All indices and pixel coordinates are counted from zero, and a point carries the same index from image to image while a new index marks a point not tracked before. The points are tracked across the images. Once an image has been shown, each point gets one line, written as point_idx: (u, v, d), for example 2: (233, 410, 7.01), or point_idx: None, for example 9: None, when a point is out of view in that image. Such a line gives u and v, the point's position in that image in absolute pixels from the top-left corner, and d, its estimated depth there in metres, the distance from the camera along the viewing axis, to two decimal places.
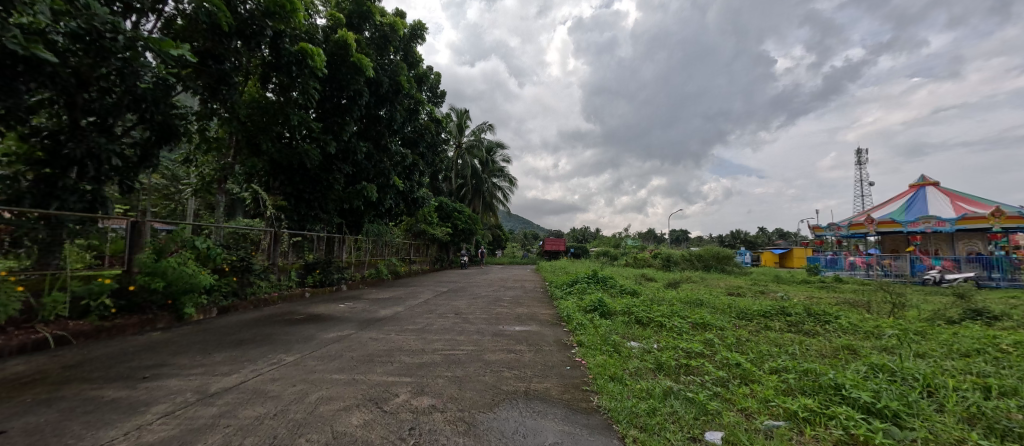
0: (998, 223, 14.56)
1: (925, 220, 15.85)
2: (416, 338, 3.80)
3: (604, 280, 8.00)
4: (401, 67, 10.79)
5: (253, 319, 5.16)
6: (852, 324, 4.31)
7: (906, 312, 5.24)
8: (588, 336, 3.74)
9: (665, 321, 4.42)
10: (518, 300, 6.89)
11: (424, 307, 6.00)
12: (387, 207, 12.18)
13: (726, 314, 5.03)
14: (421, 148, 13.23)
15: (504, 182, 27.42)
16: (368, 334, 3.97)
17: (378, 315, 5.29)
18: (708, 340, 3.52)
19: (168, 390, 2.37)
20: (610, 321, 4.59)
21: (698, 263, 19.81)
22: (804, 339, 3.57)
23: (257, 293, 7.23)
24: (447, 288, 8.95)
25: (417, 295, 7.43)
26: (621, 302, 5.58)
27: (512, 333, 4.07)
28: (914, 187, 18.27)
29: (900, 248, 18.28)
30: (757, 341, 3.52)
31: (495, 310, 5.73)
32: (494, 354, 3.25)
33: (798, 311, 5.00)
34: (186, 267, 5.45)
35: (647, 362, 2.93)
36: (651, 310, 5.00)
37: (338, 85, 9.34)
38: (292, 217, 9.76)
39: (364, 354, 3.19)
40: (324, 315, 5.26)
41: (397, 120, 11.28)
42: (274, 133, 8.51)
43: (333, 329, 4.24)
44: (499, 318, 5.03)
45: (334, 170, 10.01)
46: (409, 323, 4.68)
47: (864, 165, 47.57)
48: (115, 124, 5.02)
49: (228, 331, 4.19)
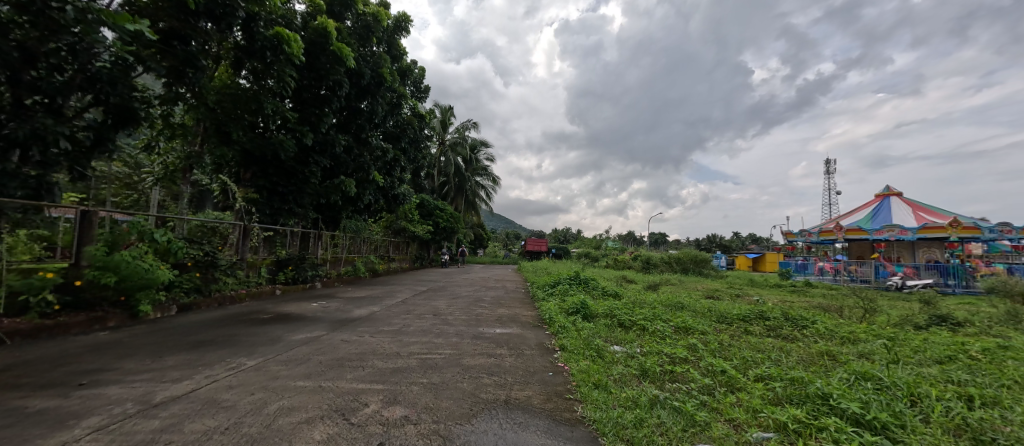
0: (954, 233, 15.47)
1: (890, 228, 16.59)
2: (391, 341, 3.61)
3: (586, 282, 7.96)
4: (383, 59, 10.47)
5: (215, 318, 4.83)
6: (829, 329, 4.37)
7: (877, 317, 5.38)
8: (570, 340, 3.63)
9: (648, 324, 4.38)
10: (499, 301, 6.74)
11: (402, 307, 5.79)
12: (366, 203, 11.82)
13: (707, 317, 5.03)
14: (403, 143, 12.90)
15: (487, 180, 27.22)
16: (340, 335, 3.75)
17: (352, 315, 5.05)
18: (691, 345, 3.47)
19: (106, 400, 2.12)
20: (592, 324, 4.51)
21: (677, 265, 20.16)
22: (785, 345, 3.57)
23: (222, 290, 6.82)
24: (427, 288, 8.72)
25: (395, 294, 7.19)
26: (603, 304, 5.53)
27: (492, 336, 3.93)
28: (880, 196, 19.12)
29: (865, 254, 19.09)
30: (739, 345, 3.50)
31: (475, 311, 5.57)
32: (473, 359, 3.10)
33: (776, 315, 5.05)
34: (142, 261, 5.08)
35: (631, 368, 2.84)
36: (634, 313, 4.95)
37: (317, 74, 8.97)
38: (264, 210, 9.30)
39: (333, 358, 2.98)
40: (294, 314, 4.97)
41: (378, 114, 10.95)
42: (246, 122, 8.08)
43: (302, 329, 3.99)
44: (479, 320, 4.87)
45: (310, 163, 9.61)
46: (384, 323, 4.47)
47: (832, 175, 49.71)
48: (66, 106, 4.58)
49: (186, 331, 3.89)
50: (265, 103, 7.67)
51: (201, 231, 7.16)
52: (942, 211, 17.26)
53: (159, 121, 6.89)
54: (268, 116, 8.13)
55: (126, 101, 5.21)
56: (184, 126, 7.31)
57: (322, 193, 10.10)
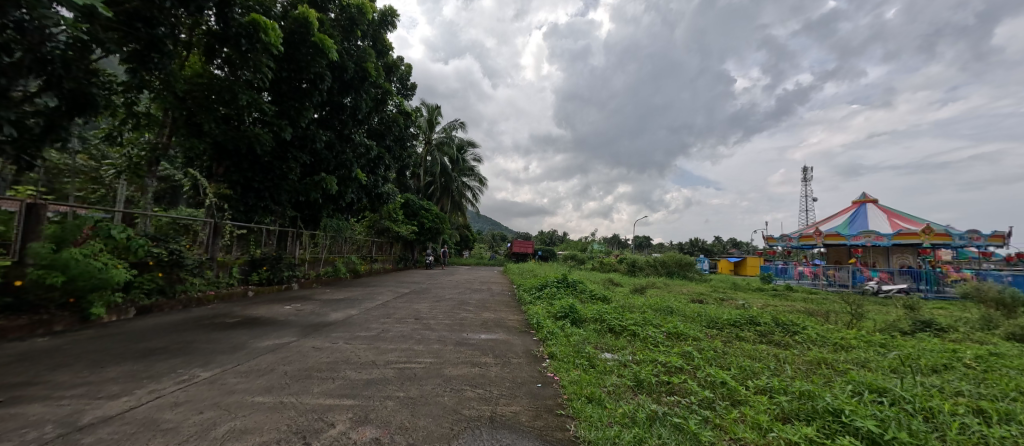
0: (927, 239, 15.96)
1: (866, 234, 17.04)
2: (367, 348, 3.34)
3: (574, 285, 7.80)
4: (368, 53, 10.14)
5: (175, 322, 4.45)
6: (820, 335, 4.30)
7: (863, 323, 5.37)
8: (560, 347, 3.44)
9: (639, 330, 4.24)
10: (484, 305, 6.50)
11: (381, 310, 5.49)
12: (348, 202, 11.44)
13: (697, 322, 4.92)
14: (387, 141, 12.54)
15: (474, 181, 26.95)
16: (312, 342, 3.46)
17: (327, 319, 4.74)
18: (684, 352, 3.32)
19: (22, 421, 1.81)
20: (582, 329, 4.34)
21: (662, 269, 20.26)
22: (780, 352, 3.45)
23: (188, 292, 6.38)
24: (409, 290, 8.40)
25: (375, 297, 6.87)
26: (591, 308, 5.37)
27: (476, 343, 3.70)
28: (856, 203, 19.66)
29: (842, 260, 19.58)
30: (733, 353, 3.37)
31: (459, 315, 5.33)
32: (456, 368, 2.86)
33: (766, 320, 4.98)
34: (94, 260, 4.64)
35: (625, 379, 2.66)
36: (623, 318, 4.81)
37: (296, 66, 8.58)
38: (237, 207, 8.82)
39: (301, 368, 2.70)
40: (263, 318, 4.63)
41: (362, 109, 10.59)
42: (219, 113, 7.64)
43: (270, 336, 3.68)
44: (463, 324, 4.63)
45: (289, 158, 9.19)
46: (361, 329, 4.19)
47: (808, 183, 51.34)
48: (14, 88, 4.20)
49: (136, 338, 3.52)
50: (240, 93, 7.26)
51: (165, 227, 6.71)
52: (915, 218, 17.83)
53: (121, 109, 6.42)
54: (243, 108, 7.72)
55: (82, 84, 4.87)
56: (150, 116, 6.86)
57: (301, 190, 9.67)
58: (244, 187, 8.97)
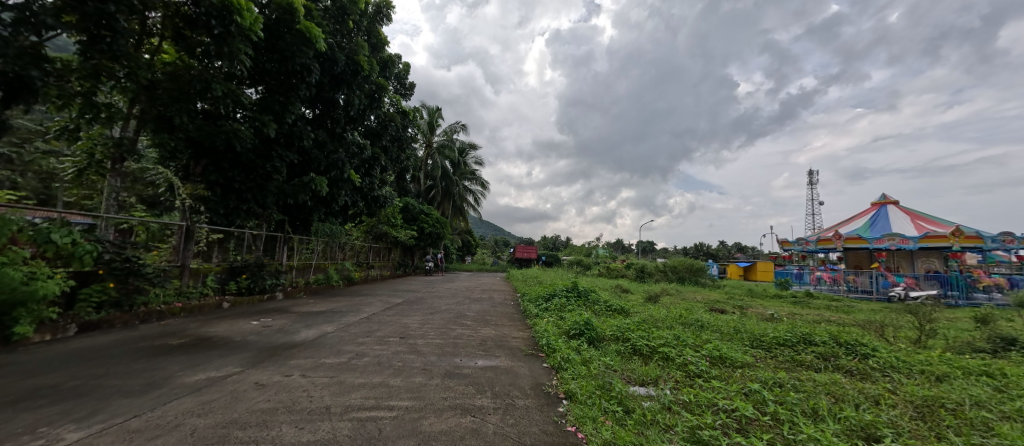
0: (957, 242, 15.06)
1: (890, 237, 16.10)
2: (328, 384, 2.55)
3: (586, 295, 6.95)
4: (361, 46, 9.48)
5: (110, 343, 3.67)
6: (899, 360, 3.48)
7: (937, 342, 4.49)
8: (580, 383, 2.64)
9: (672, 351, 3.46)
10: (484, 318, 5.69)
11: (363, 326, 4.69)
12: (341, 205, 10.73)
13: (738, 341, 4.11)
14: (384, 141, 11.78)
15: (475, 185, 26.30)
16: (258, 374, 2.67)
17: (295, 338, 3.93)
18: (747, 391, 2.51)
19: None
20: (601, 352, 3.56)
21: (672, 274, 19.39)
22: (867, 389, 2.66)
23: (148, 305, 5.64)
24: (402, 300, 7.59)
25: (361, 309, 6.08)
26: (611, 323, 4.57)
27: (470, 373, 2.90)
28: (875, 204, 18.72)
29: (863, 264, 18.58)
30: (811, 391, 2.57)
31: (454, 332, 4.48)
32: (440, 418, 2.07)
33: (821, 336, 4.17)
34: (14, 270, 3.87)
35: (680, 439, 1.85)
36: (650, 336, 4.01)
37: (280, 56, 7.92)
38: (217, 210, 8.12)
39: (219, 423, 1.91)
40: (217, 338, 3.83)
41: (355, 106, 9.92)
42: (193, 106, 6.95)
43: (208, 365, 2.88)
44: (457, 346, 3.80)
45: (273, 157, 8.50)
46: (333, 351, 3.39)
47: (815, 186, 50.44)
48: None
49: (35, 370, 2.74)
50: (215, 84, 6.59)
51: (125, 231, 5.99)
52: (940, 220, 16.86)
53: (77, 99, 5.73)
54: (220, 101, 7.05)
55: (17, 67, 4.11)
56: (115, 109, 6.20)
57: (289, 192, 8.97)
58: (224, 188, 8.26)
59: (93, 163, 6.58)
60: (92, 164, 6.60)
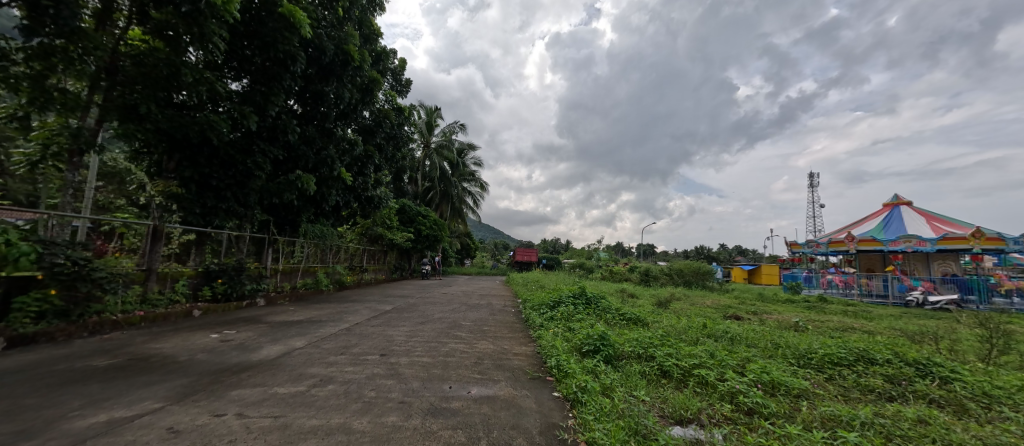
0: (977, 244, 14.42)
1: (906, 239, 15.48)
2: (267, 430, 1.89)
3: (595, 302, 6.30)
4: (351, 35, 8.87)
5: (26, 363, 3.02)
6: (993, 385, 2.83)
7: (1017, 362, 3.81)
8: (605, 424, 2.01)
9: (712, 375, 2.82)
10: (481, 329, 5.04)
11: (339, 339, 4.04)
12: (331, 205, 10.11)
13: (783, 359, 3.46)
14: (378, 138, 11.11)
15: (474, 186, 25.68)
16: (179, 416, 2.02)
17: (252, 357, 3.26)
18: (835, 440, 1.86)
19: None
20: (624, 376, 2.92)
21: (678, 279, 18.69)
22: (989, 435, 2.01)
23: (101, 314, 4.99)
24: (392, 307, 6.92)
25: (343, 318, 5.41)
26: (629, 337, 3.90)
27: (460, 407, 2.26)
28: (888, 205, 18.13)
29: (876, 268, 18.00)
30: (918, 441, 1.92)
31: (445, 348, 3.80)
32: None
33: (881, 353, 3.52)
34: None
35: None
36: (679, 353, 3.36)
37: (261, 42, 7.30)
38: (192, 209, 7.50)
39: None
40: (157, 357, 3.17)
41: (344, 99, 9.31)
42: (162, 94, 6.32)
43: (119, 401, 2.22)
44: (448, 367, 3.15)
45: (255, 153, 7.87)
46: (292, 375, 2.74)
47: (815, 188, 50.10)
48: None
49: None
50: (185, 69, 5.96)
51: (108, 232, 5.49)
52: (957, 221, 16.24)
53: (24, 82, 5.10)
54: (193, 89, 6.43)
55: None
56: (75, 96, 5.55)
57: (273, 190, 8.36)
58: (200, 185, 7.62)
59: (48, 155, 5.85)
60: (48, 157, 5.91)
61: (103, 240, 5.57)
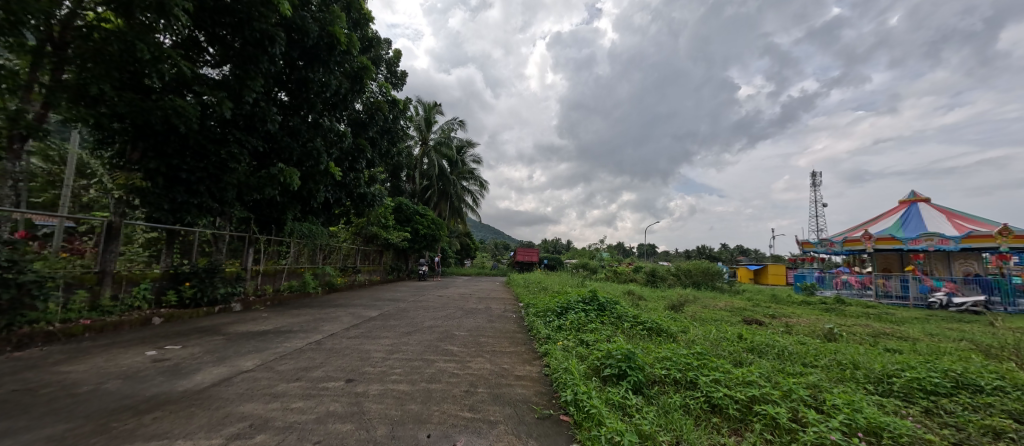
0: (1005, 243, 13.51)
1: (928, 237, 14.62)
2: None
3: (609, 308, 5.55)
4: (338, 16, 8.09)
5: None
6: None
7: None
8: None
9: (787, 415, 2.08)
10: (475, 341, 4.31)
11: (302, 357, 3.30)
12: (320, 202, 9.37)
13: (862, 388, 2.69)
14: (370, 131, 10.35)
15: (474, 185, 24.99)
16: None
17: (179, 386, 2.53)
18: None
19: None
20: (663, 416, 2.16)
21: (686, 279, 17.93)
22: None
23: (35, 325, 4.29)
24: (379, 313, 6.19)
25: (317, 328, 4.67)
26: (659, 355, 3.15)
27: None
28: (904, 202, 17.37)
29: (892, 268, 17.24)
30: None
31: (430, 370, 3.05)
32: None
33: (982, 378, 2.80)
34: None
35: None
36: (731, 380, 2.59)
37: (234, 19, 6.54)
38: (158, 205, 6.76)
39: None
40: (49, 389, 2.42)
41: (331, 88, 8.56)
42: (119, 73, 5.59)
43: None
44: (430, 400, 2.40)
45: (230, 143, 7.16)
46: (214, 419, 2.00)
47: (819, 186, 49.61)
48: None
49: None
50: (140, 44, 5.23)
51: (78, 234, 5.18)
52: (981, 219, 15.42)
53: None
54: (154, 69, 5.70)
55: None
56: (14, 74, 4.85)
57: (253, 185, 7.65)
58: (169, 178, 6.90)
59: None
60: None
61: (74, 240, 5.30)
